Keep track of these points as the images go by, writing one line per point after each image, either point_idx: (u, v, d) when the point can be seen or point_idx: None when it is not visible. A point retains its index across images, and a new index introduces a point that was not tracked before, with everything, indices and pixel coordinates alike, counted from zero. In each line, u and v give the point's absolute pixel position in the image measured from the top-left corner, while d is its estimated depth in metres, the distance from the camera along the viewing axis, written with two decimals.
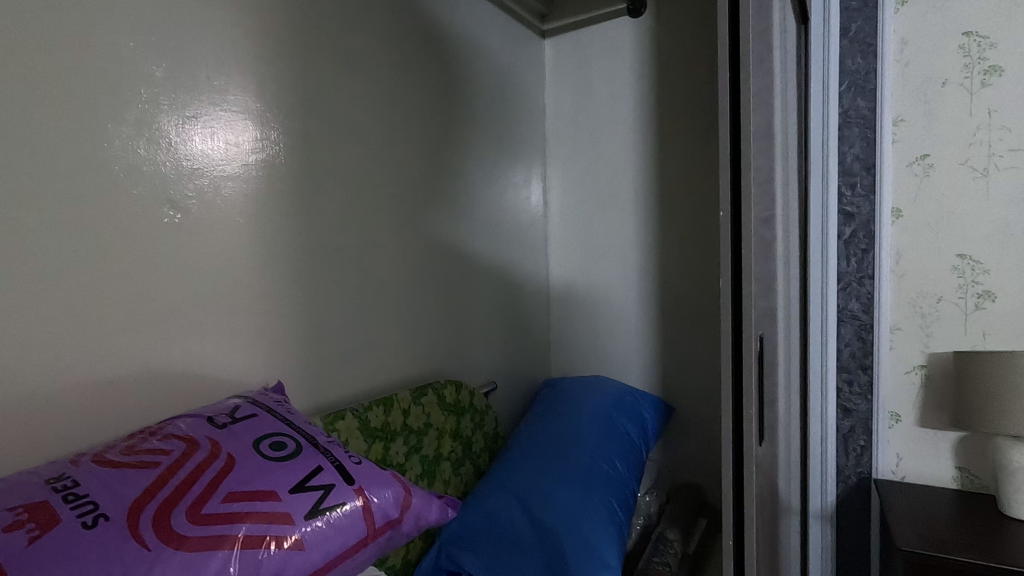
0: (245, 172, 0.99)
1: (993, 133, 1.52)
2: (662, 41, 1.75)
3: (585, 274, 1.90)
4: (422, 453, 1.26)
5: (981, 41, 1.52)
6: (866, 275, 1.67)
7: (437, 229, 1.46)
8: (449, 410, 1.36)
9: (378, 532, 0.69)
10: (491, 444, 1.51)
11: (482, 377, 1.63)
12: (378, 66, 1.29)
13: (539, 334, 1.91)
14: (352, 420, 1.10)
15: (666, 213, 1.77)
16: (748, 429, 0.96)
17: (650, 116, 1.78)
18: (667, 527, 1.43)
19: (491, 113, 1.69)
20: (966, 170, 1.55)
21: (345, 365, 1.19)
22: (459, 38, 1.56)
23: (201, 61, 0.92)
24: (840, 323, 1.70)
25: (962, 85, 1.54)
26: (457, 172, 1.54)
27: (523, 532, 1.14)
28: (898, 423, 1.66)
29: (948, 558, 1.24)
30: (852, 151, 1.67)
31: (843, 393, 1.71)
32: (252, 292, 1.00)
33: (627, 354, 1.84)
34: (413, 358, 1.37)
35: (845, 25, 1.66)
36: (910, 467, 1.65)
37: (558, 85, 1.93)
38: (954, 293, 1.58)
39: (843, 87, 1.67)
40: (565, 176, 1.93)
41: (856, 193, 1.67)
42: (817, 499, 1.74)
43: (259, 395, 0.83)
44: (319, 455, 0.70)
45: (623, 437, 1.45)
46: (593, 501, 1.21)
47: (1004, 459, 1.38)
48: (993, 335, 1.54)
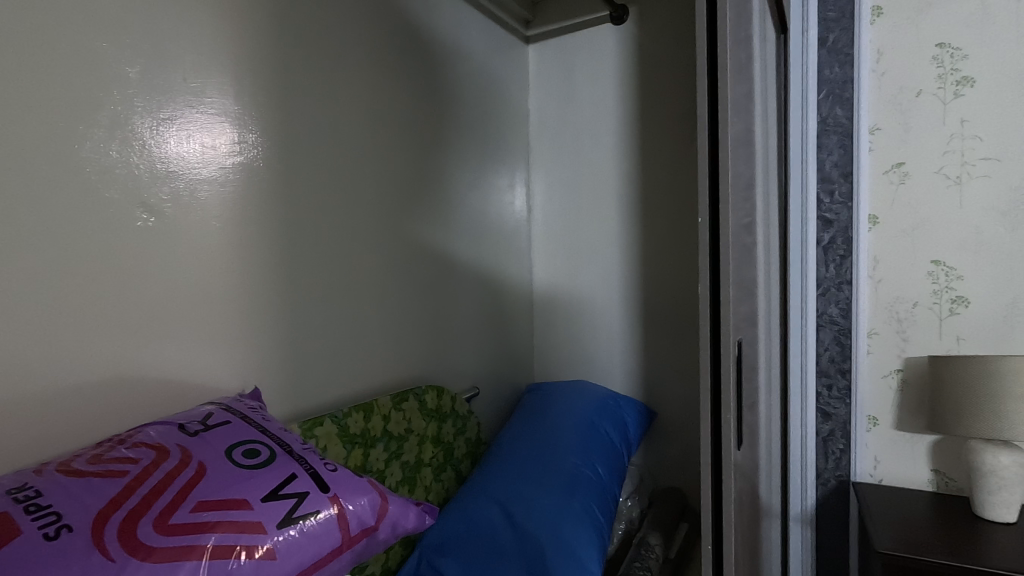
0: (222, 176, 0.98)
1: (966, 142, 1.55)
2: (644, 48, 1.77)
3: (568, 279, 1.91)
4: (403, 459, 1.25)
5: (954, 52, 1.55)
6: (845, 281, 1.70)
7: (420, 233, 1.45)
8: (430, 416, 1.36)
9: (354, 540, 0.69)
10: (474, 450, 1.51)
11: (465, 382, 1.62)
12: (361, 70, 1.28)
13: (522, 339, 1.91)
14: (332, 426, 1.09)
15: (648, 219, 1.78)
16: (727, 433, 0.96)
17: (633, 122, 1.79)
18: (649, 531, 1.44)
19: (475, 118, 1.69)
20: (940, 178, 1.58)
21: (325, 371, 1.17)
22: (443, 42, 1.56)
23: (177, 63, 0.91)
24: (819, 328, 1.73)
25: (936, 95, 1.58)
26: (440, 177, 1.54)
27: (504, 537, 1.14)
28: (876, 426, 1.69)
29: (924, 560, 1.26)
30: (830, 159, 1.70)
31: (823, 397, 1.74)
32: (229, 297, 0.99)
33: (610, 358, 1.85)
34: (394, 364, 1.36)
35: (823, 36, 1.69)
36: (888, 470, 1.68)
37: (541, 91, 1.94)
38: (929, 299, 1.61)
39: (821, 96, 1.70)
40: (549, 181, 1.93)
41: (834, 201, 1.69)
42: (798, 502, 1.76)
43: (234, 402, 0.82)
44: (293, 463, 0.69)
45: (605, 442, 1.45)
46: (575, 506, 1.21)
47: (978, 461, 1.41)
48: (968, 340, 1.57)
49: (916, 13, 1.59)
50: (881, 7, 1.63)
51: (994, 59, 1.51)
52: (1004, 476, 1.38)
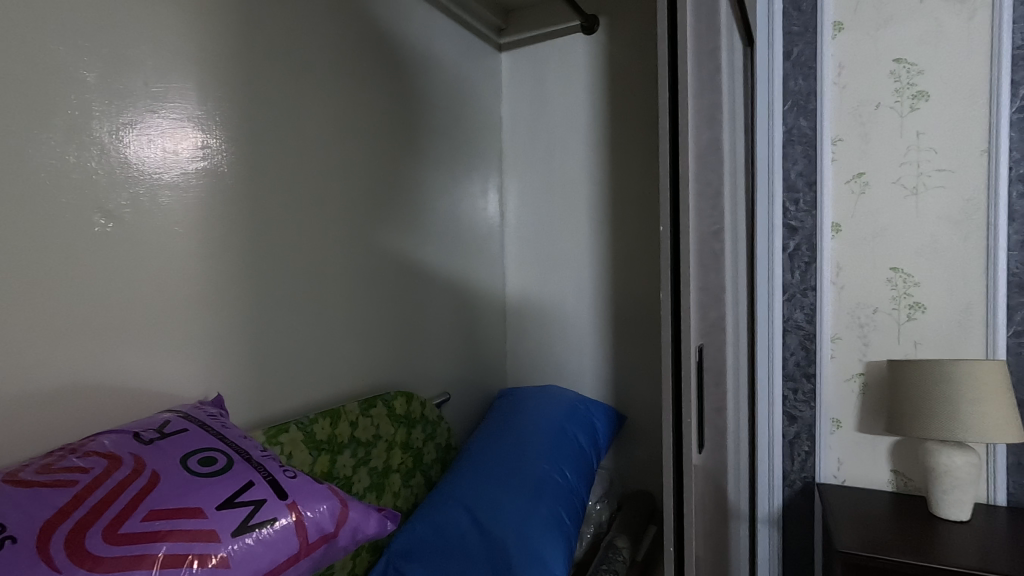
0: (185, 181, 0.97)
1: (922, 153, 1.61)
2: (615, 58, 1.80)
3: (541, 285, 1.92)
4: (370, 465, 1.25)
5: (910, 67, 1.61)
6: (810, 287, 1.74)
7: (389, 240, 1.45)
8: (398, 421, 1.36)
9: (312, 547, 0.69)
10: (443, 455, 1.51)
11: (436, 388, 1.63)
12: (329, 75, 1.28)
13: (495, 344, 1.92)
14: (297, 433, 1.08)
15: (619, 225, 1.81)
16: (688, 436, 0.98)
17: (603, 131, 1.82)
18: (617, 534, 1.46)
19: (447, 124, 1.70)
20: (898, 188, 1.64)
21: (290, 377, 1.17)
22: (414, 49, 1.57)
23: (138, 67, 0.90)
24: (785, 333, 1.77)
25: (893, 109, 1.64)
26: (412, 183, 1.54)
27: (472, 543, 1.14)
28: (839, 429, 1.73)
29: (882, 560, 1.30)
30: (795, 168, 1.74)
31: (789, 400, 1.78)
32: (192, 303, 0.98)
33: (581, 363, 1.87)
34: (363, 369, 1.36)
35: (788, 49, 1.74)
36: (850, 472, 1.72)
37: (514, 98, 1.95)
38: (888, 304, 1.66)
39: (786, 107, 1.75)
40: (521, 187, 1.95)
41: (799, 209, 1.74)
42: (765, 504, 1.81)
43: (193, 409, 0.81)
44: (252, 470, 0.69)
45: (574, 447, 1.46)
46: (541, 510, 1.22)
47: (933, 462, 1.46)
48: (924, 344, 1.62)
49: (874, 30, 1.65)
50: (842, 22, 1.69)
51: (947, 75, 1.57)
52: (957, 476, 1.43)
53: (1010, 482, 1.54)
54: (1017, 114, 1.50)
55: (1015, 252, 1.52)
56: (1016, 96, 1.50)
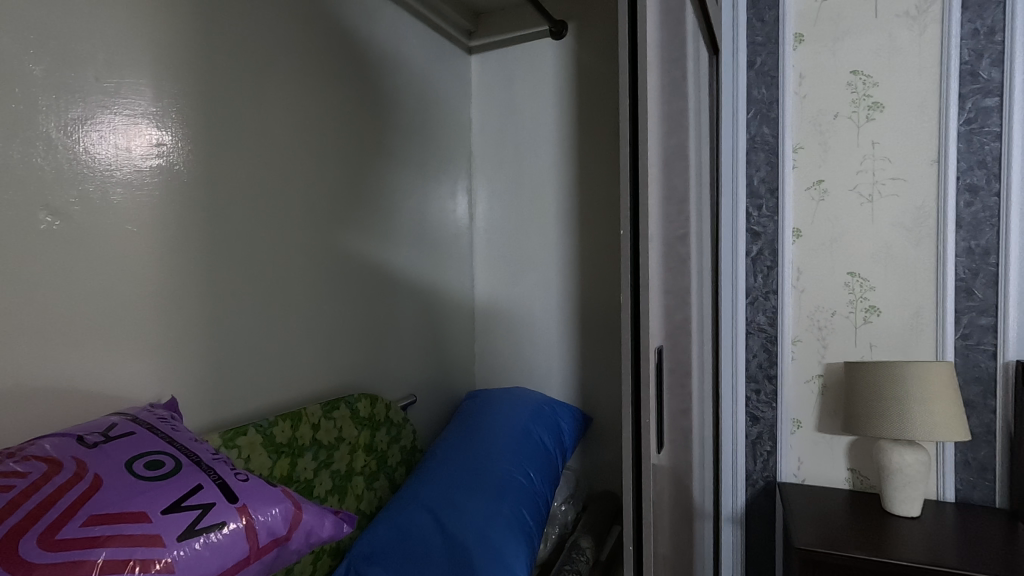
0: (138, 178, 0.95)
1: (877, 162, 1.67)
2: (583, 64, 1.82)
3: (510, 287, 1.93)
4: (333, 467, 1.24)
5: (866, 79, 1.67)
6: (771, 291, 1.79)
7: (354, 242, 1.45)
8: (362, 424, 1.35)
9: (263, 551, 0.68)
10: (408, 458, 1.50)
11: (403, 390, 1.62)
12: (293, 75, 1.27)
13: (463, 347, 1.92)
14: (255, 436, 1.06)
15: (587, 228, 1.83)
16: (647, 437, 1.00)
17: (571, 135, 1.84)
18: (581, 535, 1.47)
19: (415, 125, 1.70)
20: (855, 196, 1.69)
21: (248, 379, 1.15)
22: (382, 50, 1.57)
23: (88, 61, 0.88)
24: (748, 335, 1.82)
25: (850, 118, 1.69)
26: (378, 184, 1.54)
27: (434, 545, 1.14)
28: (799, 428, 1.77)
29: (837, 555, 1.34)
30: (758, 175, 1.79)
31: (751, 401, 1.82)
32: (145, 303, 0.96)
33: (549, 365, 1.88)
34: (326, 371, 1.35)
35: (751, 59, 1.79)
36: (809, 470, 1.76)
37: (484, 101, 1.96)
38: (846, 308, 1.71)
39: (750, 115, 1.80)
40: (491, 190, 1.96)
41: (762, 214, 1.79)
42: (729, 502, 1.85)
43: (142, 412, 0.79)
44: (201, 474, 0.68)
45: (539, 448, 1.47)
46: (505, 511, 1.22)
47: (885, 460, 1.51)
48: (879, 346, 1.68)
49: (832, 43, 1.71)
50: (803, 34, 1.74)
51: (900, 88, 1.64)
52: (908, 473, 1.48)
53: (959, 479, 1.60)
54: (965, 126, 1.57)
55: (963, 258, 1.58)
56: (963, 109, 1.57)
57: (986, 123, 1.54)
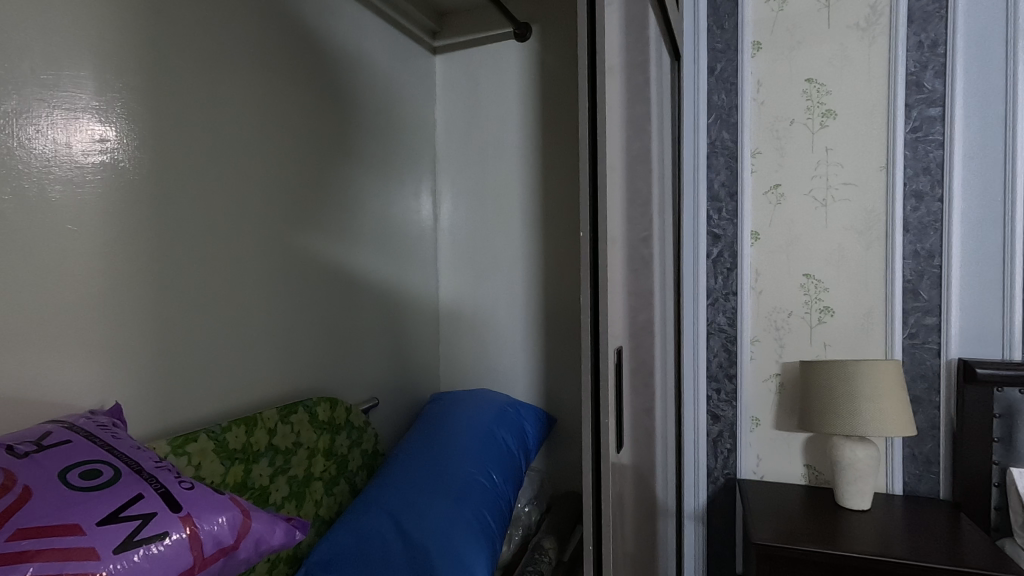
0: (78, 175, 0.91)
1: (830, 168, 1.72)
2: (547, 66, 1.83)
3: (475, 289, 1.93)
4: (290, 473, 1.21)
5: (819, 87, 1.72)
6: (731, 292, 1.83)
7: (313, 243, 1.42)
8: (321, 428, 1.32)
9: (208, 561, 0.66)
10: (370, 461, 1.48)
11: (364, 393, 1.60)
12: (248, 71, 1.24)
13: (426, 349, 1.90)
14: (207, 442, 1.03)
15: (550, 230, 1.83)
16: (606, 436, 1.01)
17: (535, 137, 1.84)
18: (544, 536, 1.48)
19: (377, 125, 1.67)
20: (810, 200, 1.74)
21: (200, 382, 1.11)
22: (342, 48, 1.54)
23: (24, 53, 0.84)
24: (709, 335, 1.86)
25: (805, 125, 1.74)
26: (338, 185, 1.51)
27: (394, 551, 1.12)
28: (758, 426, 1.82)
29: (792, 549, 1.38)
30: (718, 179, 1.83)
31: (712, 400, 1.86)
32: (87, 306, 0.92)
33: (513, 366, 1.88)
34: (283, 375, 1.31)
35: (711, 65, 1.83)
36: (767, 467, 1.81)
37: (448, 102, 1.95)
38: (801, 309, 1.76)
39: (710, 120, 1.84)
40: (455, 192, 1.95)
41: (722, 217, 1.83)
42: (690, 500, 1.89)
43: (81, 420, 0.76)
44: (142, 483, 0.65)
45: (501, 450, 1.47)
46: (466, 514, 1.21)
47: (838, 455, 1.56)
48: (833, 345, 1.73)
49: (788, 51, 1.76)
50: (760, 42, 1.78)
51: (851, 97, 1.69)
52: (859, 467, 1.53)
53: (906, 473, 1.67)
54: (911, 134, 1.64)
55: (909, 260, 1.65)
56: (910, 117, 1.64)
57: (930, 132, 1.62)
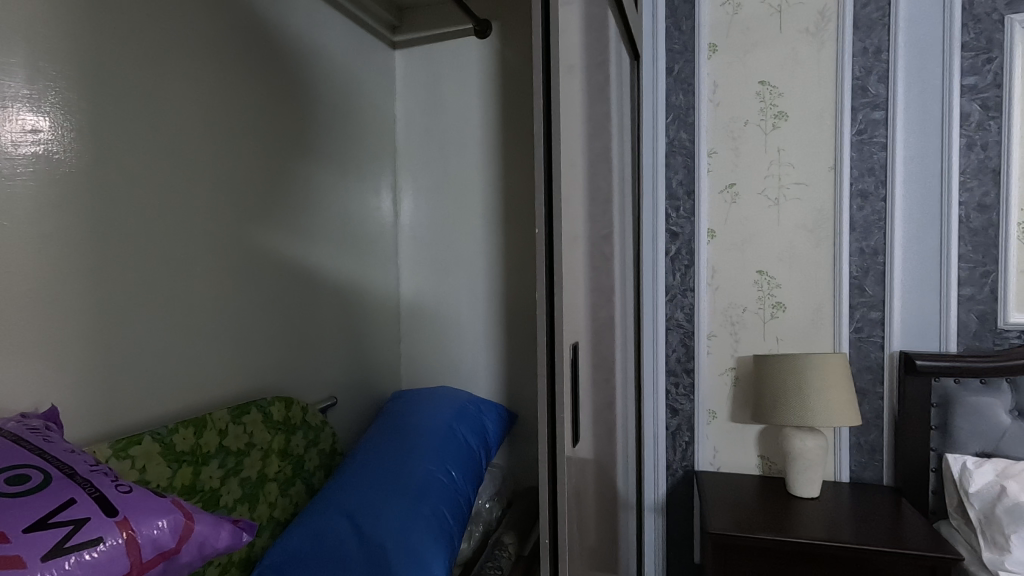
0: (8, 167, 0.87)
1: (782, 168, 1.77)
2: (507, 64, 1.84)
3: (436, 286, 1.92)
4: (242, 475, 1.18)
5: (772, 89, 1.78)
6: (689, 288, 1.87)
7: (268, 240, 1.39)
8: (276, 428, 1.29)
9: (146, 566, 0.64)
10: (327, 461, 1.46)
11: (322, 392, 1.58)
12: (196, 62, 1.20)
13: (387, 348, 1.88)
14: (152, 444, 1.00)
15: (511, 227, 1.84)
16: (562, 431, 1.01)
17: (495, 133, 1.84)
18: (505, 531, 1.51)
19: (334, 119, 1.64)
20: (763, 199, 1.79)
21: (146, 382, 1.08)
22: (297, 40, 1.51)
23: None
24: (668, 331, 1.90)
25: (758, 126, 1.79)
26: (294, 180, 1.48)
27: (351, 551, 1.11)
28: (714, 419, 1.86)
29: (746, 538, 1.42)
30: (676, 178, 1.87)
31: (671, 394, 1.90)
32: (20, 305, 0.88)
33: (475, 363, 1.88)
34: (235, 376, 1.28)
35: (669, 66, 1.87)
36: (723, 459, 1.86)
37: (409, 98, 1.93)
38: (755, 304, 1.81)
39: (669, 120, 1.87)
40: (416, 188, 1.93)
41: (680, 215, 1.87)
42: (651, 492, 1.92)
43: (12, 423, 0.73)
44: (74, 487, 0.63)
45: (462, 447, 1.46)
46: (423, 510, 1.21)
47: (789, 445, 1.62)
48: (785, 340, 1.79)
49: (742, 54, 1.80)
50: (716, 44, 1.83)
51: (801, 99, 1.75)
52: (808, 456, 1.59)
53: (852, 461, 1.74)
54: (857, 136, 1.70)
55: (855, 257, 1.72)
56: (855, 120, 1.70)
57: (874, 134, 1.69)
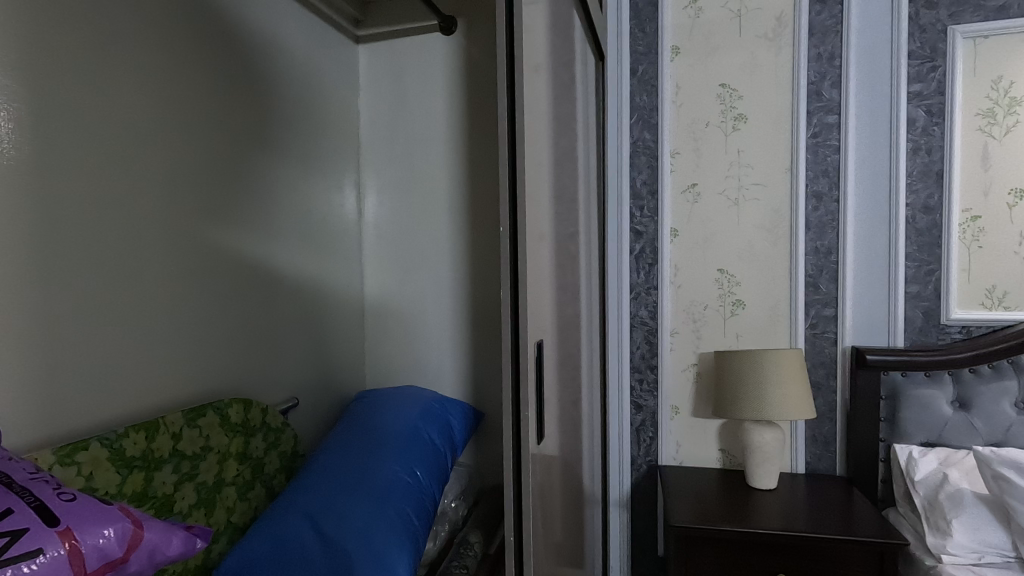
0: None
1: (741, 169, 1.82)
2: (473, 61, 1.83)
3: (402, 285, 1.90)
4: (198, 480, 1.15)
5: (732, 92, 1.82)
6: (652, 286, 1.90)
7: (226, 238, 1.35)
8: (234, 431, 1.25)
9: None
10: (288, 464, 1.43)
11: (283, 393, 1.54)
12: (146, 51, 1.16)
13: (350, 347, 1.85)
14: (100, 450, 0.96)
15: (477, 225, 1.84)
16: (527, 429, 1.01)
17: (461, 131, 1.84)
18: (471, 531, 1.53)
19: (295, 113, 1.60)
20: (723, 199, 1.84)
21: (93, 384, 1.03)
22: (256, 32, 1.46)
23: None
24: (632, 328, 1.92)
25: (719, 127, 1.84)
26: (252, 175, 1.44)
27: (312, 555, 1.09)
28: (677, 415, 1.90)
29: (707, 530, 1.46)
30: (640, 177, 1.90)
31: (635, 390, 1.93)
32: None
33: (441, 362, 1.87)
34: (190, 377, 1.24)
35: (633, 67, 1.89)
36: (686, 453, 1.90)
37: (373, 93, 1.90)
38: (716, 302, 1.86)
39: (633, 120, 1.90)
40: (380, 185, 1.90)
41: (644, 215, 1.90)
42: (616, 487, 1.95)
43: None
44: (12, 497, 0.61)
45: (428, 447, 1.45)
46: (388, 511, 1.19)
47: (748, 439, 1.66)
48: (744, 336, 1.84)
49: (704, 57, 1.84)
50: (679, 46, 1.86)
51: (759, 103, 1.80)
52: (766, 449, 1.64)
53: (807, 453, 1.80)
54: (812, 139, 1.76)
55: (810, 256, 1.78)
56: (810, 123, 1.76)
57: (828, 137, 1.75)
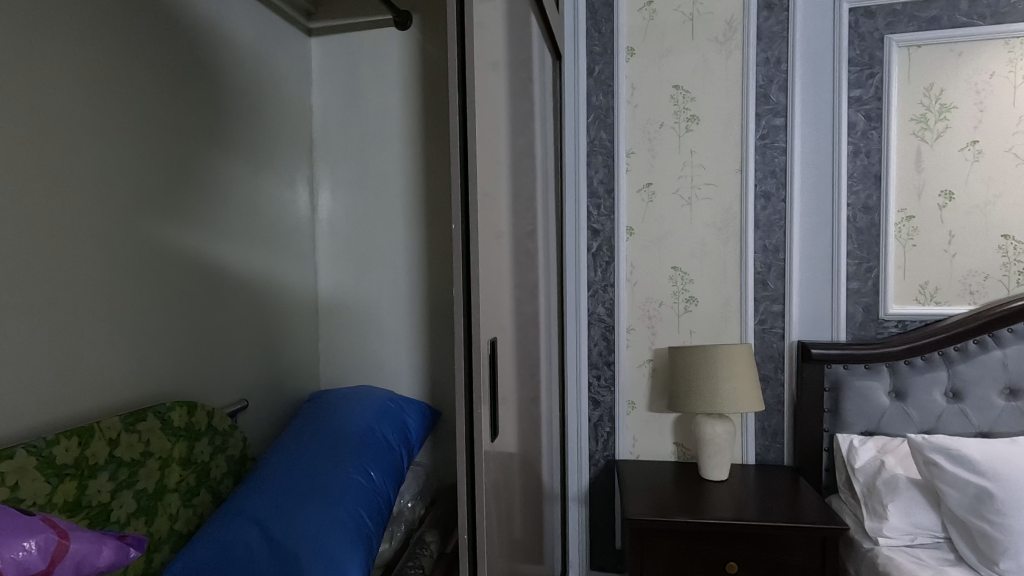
0: None
1: (694, 169, 1.86)
2: (428, 56, 1.81)
3: (357, 283, 1.86)
4: (138, 486, 1.10)
5: (685, 94, 1.86)
6: (609, 283, 1.93)
7: (169, 235, 1.29)
8: (177, 435, 1.21)
9: None
10: (236, 468, 1.39)
11: (232, 395, 1.50)
12: (77, 37, 1.09)
13: (303, 347, 1.81)
14: (26, 458, 0.90)
15: (434, 222, 1.82)
16: (480, 428, 1.01)
17: (417, 127, 1.82)
18: (427, 530, 1.53)
19: (244, 107, 1.55)
20: (677, 198, 1.88)
21: (21, 389, 0.98)
22: (202, 22, 1.41)
23: None
24: (590, 325, 1.95)
25: (673, 128, 1.87)
26: (198, 171, 1.39)
27: (261, 561, 1.06)
28: (633, 410, 1.94)
29: (661, 522, 1.49)
30: (596, 176, 1.92)
31: (593, 386, 1.96)
32: None
33: (398, 360, 1.85)
34: (129, 380, 1.19)
35: (590, 67, 1.91)
36: (641, 447, 1.94)
37: (327, 87, 1.86)
38: (670, 298, 1.90)
39: (590, 120, 1.92)
40: (334, 182, 1.87)
41: (601, 213, 1.92)
42: (574, 482, 1.98)
43: None
44: None
45: (383, 447, 1.43)
46: (340, 514, 1.17)
47: (701, 431, 1.71)
48: (697, 332, 1.89)
49: (657, 59, 1.88)
50: (634, 47, 1.89)
51: (711, 105, 1.84)
52: (717, 441, 1.69)
53: (757, 444, 1.86)
54: (760, 140, 1.82)
55: (759, 254, 1.84)
56: (759, 125, 1.82)
57: (776, 139, 1.81)
